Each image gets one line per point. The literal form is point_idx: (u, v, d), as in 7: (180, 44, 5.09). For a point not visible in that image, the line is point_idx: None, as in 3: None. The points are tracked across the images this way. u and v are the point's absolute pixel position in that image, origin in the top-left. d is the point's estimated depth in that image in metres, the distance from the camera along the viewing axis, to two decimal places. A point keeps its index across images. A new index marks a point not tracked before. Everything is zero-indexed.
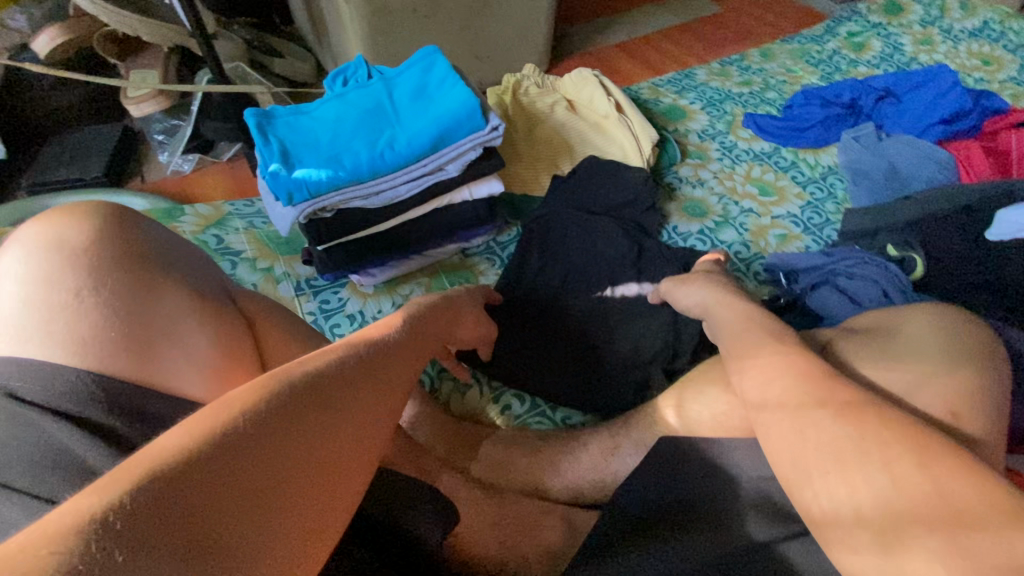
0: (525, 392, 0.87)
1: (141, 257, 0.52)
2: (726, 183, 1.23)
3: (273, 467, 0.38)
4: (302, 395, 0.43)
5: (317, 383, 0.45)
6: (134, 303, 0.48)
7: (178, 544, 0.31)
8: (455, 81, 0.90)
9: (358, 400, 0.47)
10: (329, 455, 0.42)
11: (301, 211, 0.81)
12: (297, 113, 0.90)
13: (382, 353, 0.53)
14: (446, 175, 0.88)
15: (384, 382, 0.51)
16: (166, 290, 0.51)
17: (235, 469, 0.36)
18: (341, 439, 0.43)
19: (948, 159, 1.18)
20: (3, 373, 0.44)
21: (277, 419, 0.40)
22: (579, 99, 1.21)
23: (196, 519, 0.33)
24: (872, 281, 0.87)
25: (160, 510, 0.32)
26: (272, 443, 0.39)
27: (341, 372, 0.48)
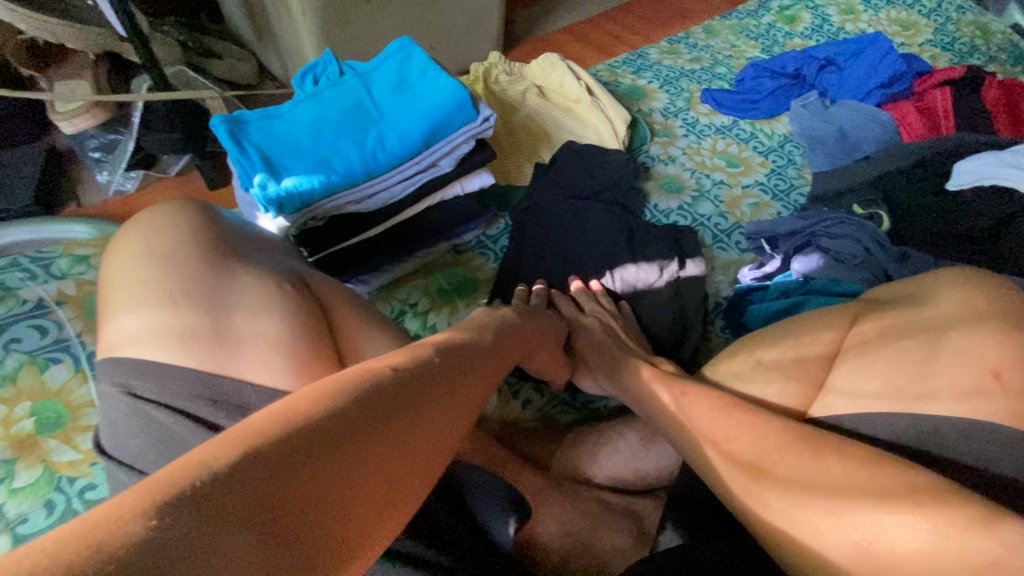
0: (543, 383, 0.87)
1: (219, 270, 0.57)
2: (695, 158, 1.27)
3: (344, 467, 0.39)
4: (382, 394, 0.44)
5: (400, 383, 0.46)
6: (216, 300, 0.54)
7: (244, 531, 0.33)
8: (437, 72, 0.87)
9: (432, 409, 0.47)
10: (397, 459, 0.43)
11: (294, 221, 0.76)
12: (269, 117, 0.84)
13: (462, 366, 0.53)
14: (440, 170, 0.85)
15: (463, 395, 0.51)
16: (244, 298, 0.55)
17: (309, 466, 0.37)
18: (411, 442, 0.45)
19: (889, 120, 1.27)
20: (134, 385, 0.51)
21: (356, 417, 0.41)
22: (548, 85, 1.21)
23: (271, 512, 0.34)
24: (851, 238, 0.94)
25: (240, 495, 0.34)
26: (351, 439, 0.40)
27: (423, 378, 0.48)
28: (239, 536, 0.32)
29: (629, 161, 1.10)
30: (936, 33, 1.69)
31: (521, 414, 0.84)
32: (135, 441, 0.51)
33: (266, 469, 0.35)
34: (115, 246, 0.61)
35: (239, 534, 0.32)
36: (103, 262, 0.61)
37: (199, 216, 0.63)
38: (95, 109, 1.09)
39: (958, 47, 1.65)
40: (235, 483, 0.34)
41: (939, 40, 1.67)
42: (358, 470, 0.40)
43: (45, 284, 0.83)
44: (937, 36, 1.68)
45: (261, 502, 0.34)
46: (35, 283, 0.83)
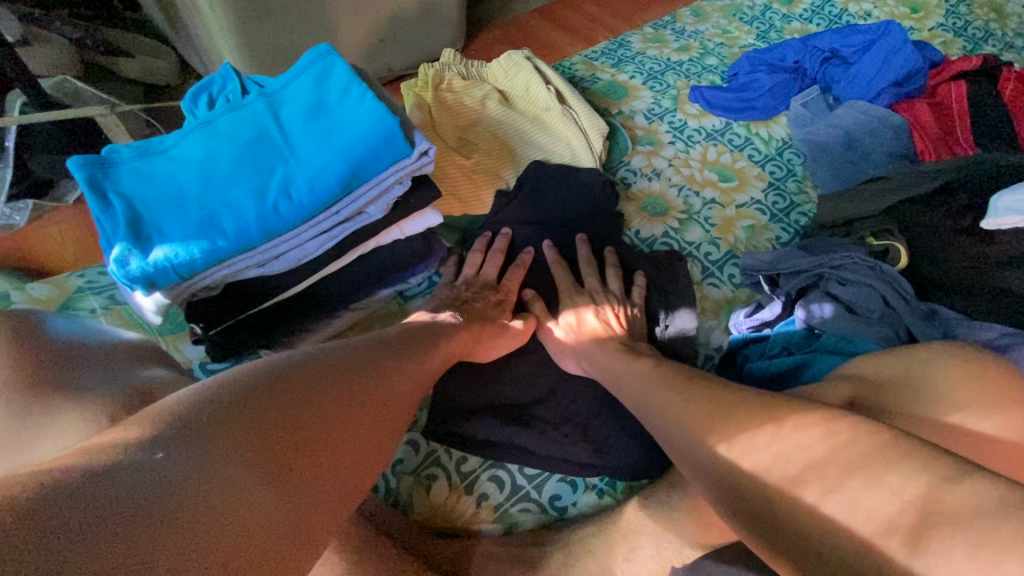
0: (500, 470, 0.72)
1: (39, 385, 0.52)
2: (683, 171, 1.11)
3: (250, 447, 0.38)
4: (282, 375, 0.46)
5: (298, 366, 0.48)
6: (26, 455, 0.49)
7: (141, 503, 0.31)
8: (362, 92, 0.69)
9: (336, 400, 0.47)
10: (318, 424, 0.44)
11: (173, 296, 0.60)
12: (146, 153, 0.66)
13: (370, 363, 0.55)
14: (369, 218, 0.69)
15: (371, 391, 0.52)
16: (57, 420, 0.50)
17: (208, 446, 0.36)
18: (325, 409, 0.46)
19: (901, 124, 1.11)
20: None
21: (252, 405, 0.41)
22: (513, 90, 1.04)
23: (171, 480, 0.33)
24: (867, 286, 0.78)
25: (138, 467, 0.33)
26: (265, 414, 0.41)
27: (321, 369, 0.49)
28: (132, 499, 0.31)
29: (607, 184, 0.94)
30: (948, 15, 1.52)
31: (476, 513, 0.70)
32: None
33: (158, 450, 0.34)
34: None
35: (136, 503, 0.31)
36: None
37: (30, 329, 0.57)
38: None
39: (971, 32, 1.49)
40: (128, 461, 0.33)
41: (951, 23, 1.51)
42: (261, 450, 0.39)
43: None
44: (949, 19, 1.52)
45: (157, 475, 0.33)
46: None
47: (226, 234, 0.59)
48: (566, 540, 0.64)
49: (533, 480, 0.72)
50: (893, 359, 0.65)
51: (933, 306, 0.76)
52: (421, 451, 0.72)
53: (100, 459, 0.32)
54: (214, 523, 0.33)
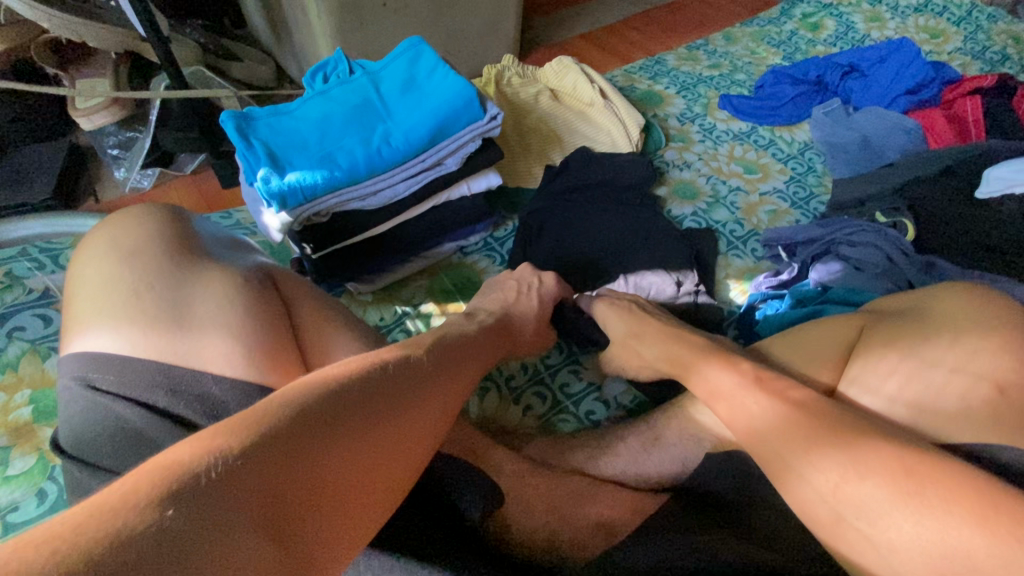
0: (544, 388, 0.85)
1: (188, 256, 0.59)
2: (712, 164, 1.23)
3: (332, 463, 0.42)
4: (322, 409, 0.44)
5: (341, 395, 0.46)
6: (179, 296, 0.55)
7: (254, 516, 0.36)
8: (446, 71, 0.86)
9: (408, 409, 0.50)
10: (348, 467, 0.43)
11: (296, 216, 0.76)
12: (277, 113, 0.84)
13: (436, 367, 0.57)
14: (446, 169, 0.84)
15: (440, 390, 0.55)
16: (206, 279, 0.57)
17: (298, 461, 0.40)
18: (359, 452, 0.44)
19: (915, 127, 1.22)
20: (91, 378, 0.50)
21: (335, 415, 0.44)
22: (562, 88, 1.20)
23: (267, 501, 0.38)
24: (873, 246, 0.89)
25: (242, 486, 0.37)
26: (299, 456, 0.41)
27: (394, 372, 0.52)
28: (242, 519, 0.35)
29: (643, 164, 1.07)
30: (967, 41, 1.64)
31: (522, 421, 0.82)
32: (89, 435, 0.50)
33: (257, 457, 0.38)
34: (80, 249, 0.61)
35: (241, 523, 0.35)
36: (70, 266, 0.60)
37: (169, 221, 0.63)
38: (115, 105, 1.12)
39: (989, 55, 1.59)
40: (233, 474, 0.37)
41: (970, 48, 1.62)
42: (340, 469, 0.43)
43: (53, 273, 0.84)
44: (968, 44, 1.63)
45: (258, 495, 0.37)
46: (42, 273, 0.84)
47: (341, 168, 0.76)
48: (600, 436, 0.76)
49: (572, 397, 0.84)
50: (911, 297, 0.72)
51: (931, 259, 0.86)
52: None
53: (210, 467, 0.36)
54: (299, 549, 0.37)
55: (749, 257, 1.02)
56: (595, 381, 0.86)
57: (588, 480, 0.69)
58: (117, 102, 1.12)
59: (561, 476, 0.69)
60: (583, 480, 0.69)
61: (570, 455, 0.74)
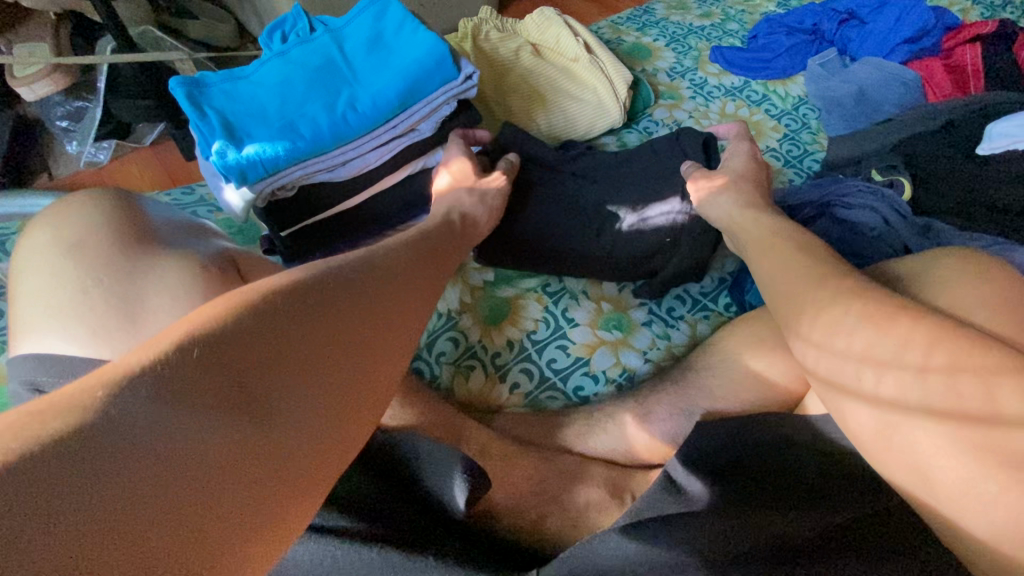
0: (531, 364, 0.82)
1: (137, 244, 0.54)
2: (703, 122, 1.17)
3: (289, 370, 0.42)
4: (276, 306, 0.44)
5: (297, 295, 0.46)
6: (130, 290, 0.51)
7: (205, 401, 0.37)
8: (415, 26, 0.79)
9: (364, 325, 0.49)
10: (306, 357, 0.43)
11: (258, 191, 0.71)
12: (232, 78, 0.77)
13: (391, 275, 0.56)
14: (419, 135, 0.79)
15: (400, 311, 0.54)
16: (158, 269, 0.53)
17: (251, 349, 0.41)
18: (318, 341, 0.45)
19: (914, 79, 1.17)
20: (42, 383, 0.47)
21: (291, 312, 0.45)
22: (544, 43, 1.13)
23: (220, 386, 0.38)
24: (870, 208, 0.85)
25: (194, 375, 0.37)
26: (252, 345, 0.41)
27: (352, 283, 0.51)
28: (194, 415, 0.36)
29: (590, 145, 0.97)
30: None
31: (509, 399, 0.80)
32: None
33: (201, 360, 0.38)
34: (22, 243, 0.56)
35: (191, 405, 0.36)
36: (12, 260, 0.56)
37: (114, 201, 0.58)
38: (57, 72, 1.04)
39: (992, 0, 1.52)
40: (184, 361, 0.37)
41: None
42: (299, 373, 0.43)
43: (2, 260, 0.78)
44: None
45: (211, 394, 0.37)
46: None
47: (304, 138, 0.71)
48: (589, 412, 0.74)
49: (560, 373, 0.82)
50: (909, 264, 0.69)
51: (928, 220, 0.83)
52: (460, 344, 0.82)
53: (148, 367, 0.36)
54: (261, 443, 0.38)
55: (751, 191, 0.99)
56: (583, 355, 0.83)
57: (577, 458, 0.68)
58: (59, 69, 1.04)
59: (550, 456, 0.67)
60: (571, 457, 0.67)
61: (558, 434, 0.72)
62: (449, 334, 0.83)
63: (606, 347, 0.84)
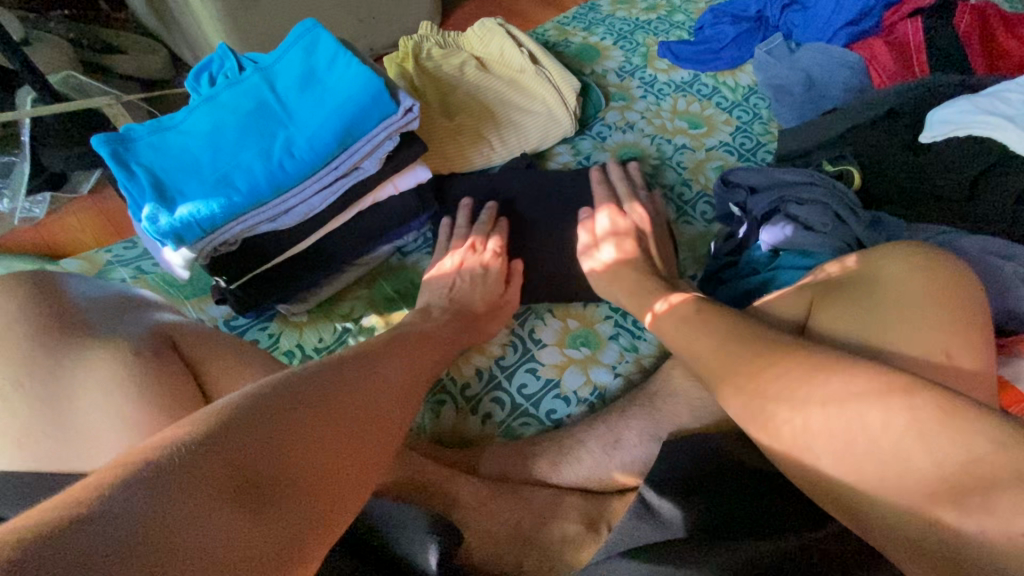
0: (501, 392, 0.81)
1: (70, 336, 0.55)
2: (655, 122, 1.16)
3: (246, 506, 0.38)
4: (254, 406, 0.45)
5: (276, 392, 0.47)
6: (65, 388, 0.53)
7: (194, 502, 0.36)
8: (347, 59, 0.76)
9: (326, 439, 0.46)
10: (292, 450, 0.43)
11: (200, 251, 0.69)
12: (160, 129, 0.73)
13: (366, 365, 0.58)
14: (364, 173, 0.77)
15: (359, 417, 0.51)
16: (92, 362, 0.54)
17: (234, 445, 0.41)
18: (306, 435, 0.45)
19: (857, 62, 1.18)
20: None
21: (270, 406, 0.45)
22: (488, 55, 1.11)
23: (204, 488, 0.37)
24: (820, 203, 0.86)
25: (178, 480, 0.37)
26: (237, 442, 0.41)
27: (332, 375, 0.53)
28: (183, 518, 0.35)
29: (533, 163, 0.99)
30: None
31: (482, 431, 0.79)
32: None
33: (189, 477, 0.38)
34: None
35: (176, 511, 0.35)
36: None
37: (39, 291, 0.58)
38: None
39: None
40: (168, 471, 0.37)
41: None
42: (285, 470, 0.42)
43: None
44: None
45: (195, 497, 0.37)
46: None
47: (240, 192, 0.68)
48: (562, 437, 0.74)
49: (531, 399, 0.81)
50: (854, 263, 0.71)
51: (879, 215, 0.84)
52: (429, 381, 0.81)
53: (137, 487, 0.36)
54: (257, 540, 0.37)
55: (687, 189, 1.05)
56: (553, 377, 0.82)
57: (550, 492, 0.68)
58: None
59: (525, 493, 0.68)
60: (547, 492, 0.68)
61: (532, 465, 0.72)
62: None
63: (575, 366, 0.83)
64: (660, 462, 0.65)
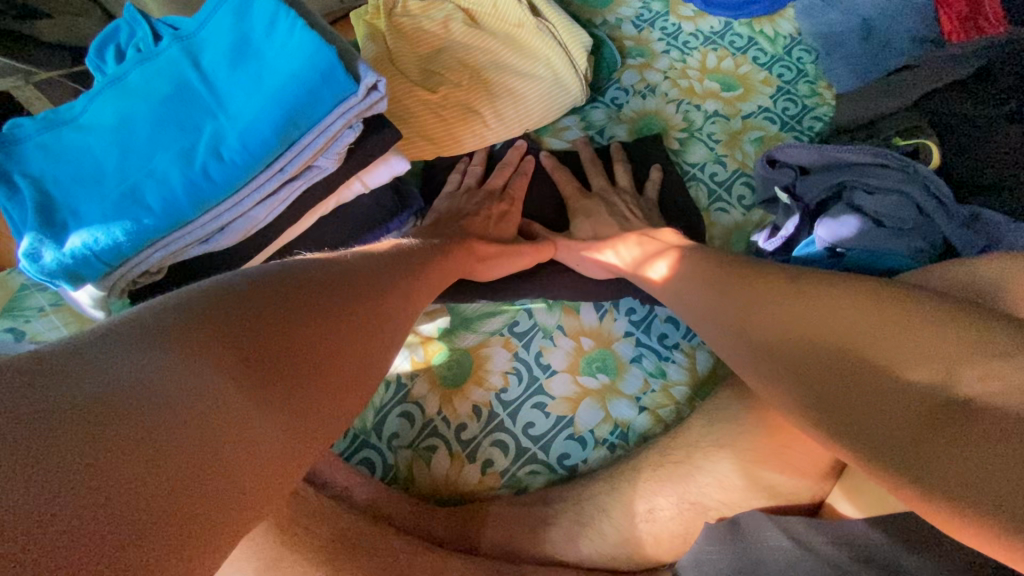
0: (503, 434, 0.67)
1: None
2: (681, 83, 0.97)
3: (242, 379, 0.36)
4: (239, 297, 0.42)
5: (267, 287, 0.44)
6: None
7: (164, 373, 0.33)
8: (289, 21, 0.58)
9: (319, 328, 0.44)
10: (277, 342, 0.40)
11: (112, 286, 0.54)
12: (50, 124, 0.56)
13: (367, 277, 0.53)
14: (320, 173, 0.60)
15: (350, 312, 0.48)
16: None
17: (214, 328, 0.38)
18: (291, 333, 0.42)
19: (925, 4, 0.99)
20: None
21: (257, 298, 0.42)
22: (477, 5, 0.90)
23: (178, 360, 0.34)
24: (897, 192, 0.69)
25: (149, 352, 0.34)
26: (219, 327, 0.38)
27: (328, 281, 0.49)
28: (153, 386, 0.32)
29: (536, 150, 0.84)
30: None
31: (482, 484, 0.65)
32: None
33: (161, 356, 0.34)
34: None
35: (140, 380, 0.32)
36: None
37: None
38: None
39: None
40: (141, 345, 0.34)
41: None
42: (268, 360, 0.39)
43: None
44: None
45: (164, 369, 0.33)
46: None
47: (152, 209, 0.52)
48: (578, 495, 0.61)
49: (540, 441, 0.67)
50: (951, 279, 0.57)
51: (971, 208, 0.67)
52: (417, 423, 0.67)
53: (107, 360, 0.33)
54: (232, 416, 0.34)
55: (721, 169, 0.88)
56: (565, 414, 0.68)
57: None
58: None
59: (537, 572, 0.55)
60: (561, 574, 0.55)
61: (544, 535, 0.59)
62: (402, 409, 0.68)
63: (592, 399, 0.69)
64: (708, 538, 0.52)
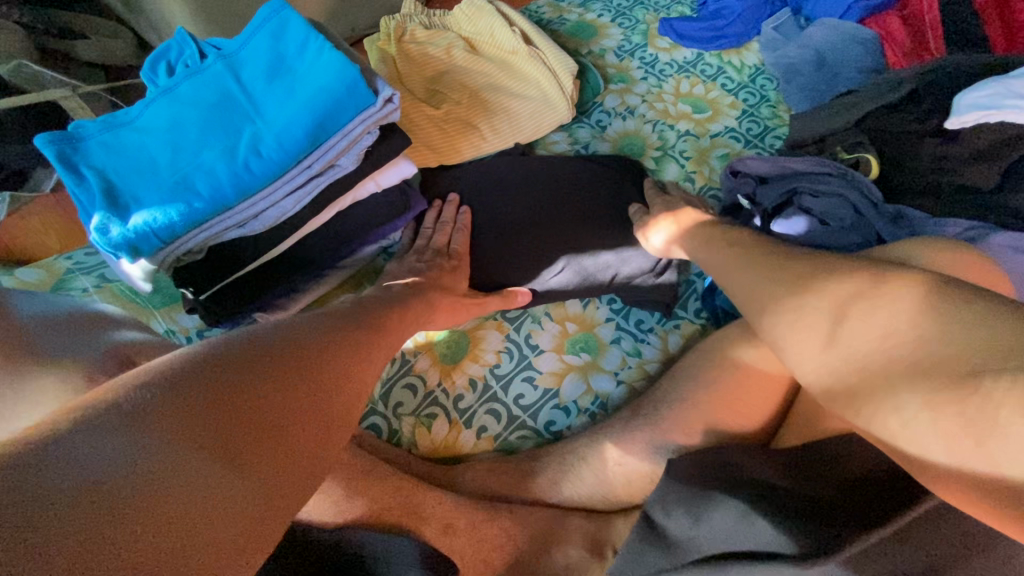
0: (496, 404, 0.76)
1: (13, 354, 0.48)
2: (657, 106, 1.09)
3: (208, 461, 0.38)
4: (203, 373, 0.43)
5: (231, 359, 0.45)
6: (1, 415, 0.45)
7: (131, 461, 0.34)
8: (319, 44, 0.68)
9: (291, 401, 0.46)
10: (244, 417, 0.42)
11: (161, 261, 0.63)
12: (111, 126, 0.66)
13: (328, 342, 0.55)
14: (341, 171, 0.70)
15: (313, 377, 0.50)
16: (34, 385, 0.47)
17: (179, 409, 0.39)
18: (257, 406, 0.43)
19: (871, 39, 1.10)
20: None
21: (220, 373, 0.43)
22: (477, 35, 1.03)
23: (143, 446, 0.36)
24: (838, 195, 0.80)
25: (110, 441, 0.35)
26: (184, 407, 0.39)
27: (291, 349, 0.50)
28: (117, 477, 0.33)
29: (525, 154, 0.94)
30: None
31: (477, 447, 0.74)
32: None
33: (129, 443, 0.35)
34: None
35: (103, 474, 0.33)
36: None
37: None
38: None
39: None
40: (104, 431, 0.35)
41: None
42: (232, 437, 0.40)
43: None
44: None
45: (128, 458, 0.35)
46: None
47: (201, 196, 0.62)
48: (561, 453, 0.69)
49: (529, 410, 0.76)
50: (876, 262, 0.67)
51: (901, 208, 0.78)
52: (419, 393, 0.75)
53: (73, 450, 0.33)
54: (195, 503, 0.35)
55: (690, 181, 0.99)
56: (551, 386, 0.77)
57: (548, 517, 0.63)
58: None
59: (524, 514, 0.63)
60: (545, 514, 0.63)
61: (532, 486, 0.67)
62: (406, 381, 0.76)
63: (574, 375, 0.78)
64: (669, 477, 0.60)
